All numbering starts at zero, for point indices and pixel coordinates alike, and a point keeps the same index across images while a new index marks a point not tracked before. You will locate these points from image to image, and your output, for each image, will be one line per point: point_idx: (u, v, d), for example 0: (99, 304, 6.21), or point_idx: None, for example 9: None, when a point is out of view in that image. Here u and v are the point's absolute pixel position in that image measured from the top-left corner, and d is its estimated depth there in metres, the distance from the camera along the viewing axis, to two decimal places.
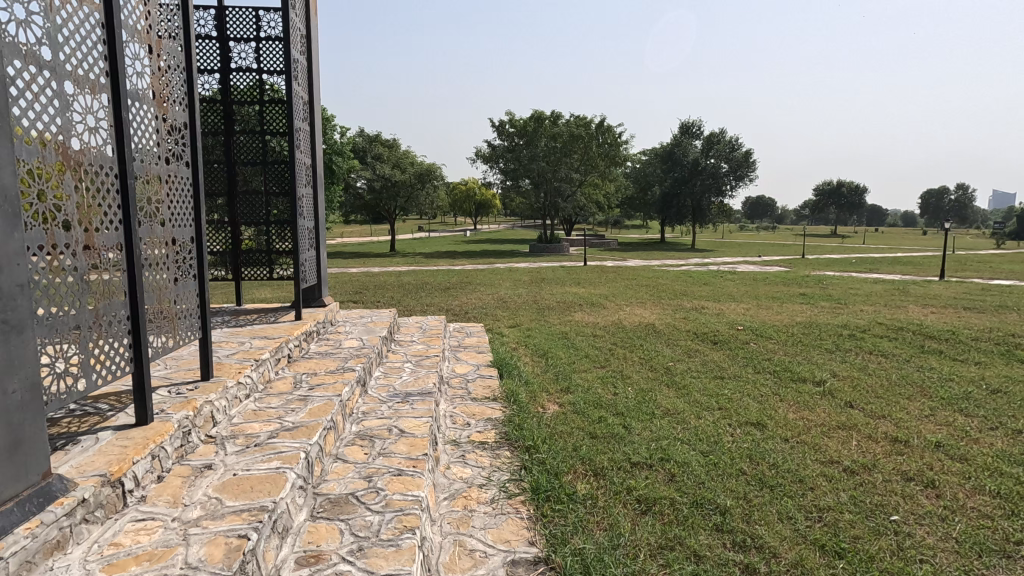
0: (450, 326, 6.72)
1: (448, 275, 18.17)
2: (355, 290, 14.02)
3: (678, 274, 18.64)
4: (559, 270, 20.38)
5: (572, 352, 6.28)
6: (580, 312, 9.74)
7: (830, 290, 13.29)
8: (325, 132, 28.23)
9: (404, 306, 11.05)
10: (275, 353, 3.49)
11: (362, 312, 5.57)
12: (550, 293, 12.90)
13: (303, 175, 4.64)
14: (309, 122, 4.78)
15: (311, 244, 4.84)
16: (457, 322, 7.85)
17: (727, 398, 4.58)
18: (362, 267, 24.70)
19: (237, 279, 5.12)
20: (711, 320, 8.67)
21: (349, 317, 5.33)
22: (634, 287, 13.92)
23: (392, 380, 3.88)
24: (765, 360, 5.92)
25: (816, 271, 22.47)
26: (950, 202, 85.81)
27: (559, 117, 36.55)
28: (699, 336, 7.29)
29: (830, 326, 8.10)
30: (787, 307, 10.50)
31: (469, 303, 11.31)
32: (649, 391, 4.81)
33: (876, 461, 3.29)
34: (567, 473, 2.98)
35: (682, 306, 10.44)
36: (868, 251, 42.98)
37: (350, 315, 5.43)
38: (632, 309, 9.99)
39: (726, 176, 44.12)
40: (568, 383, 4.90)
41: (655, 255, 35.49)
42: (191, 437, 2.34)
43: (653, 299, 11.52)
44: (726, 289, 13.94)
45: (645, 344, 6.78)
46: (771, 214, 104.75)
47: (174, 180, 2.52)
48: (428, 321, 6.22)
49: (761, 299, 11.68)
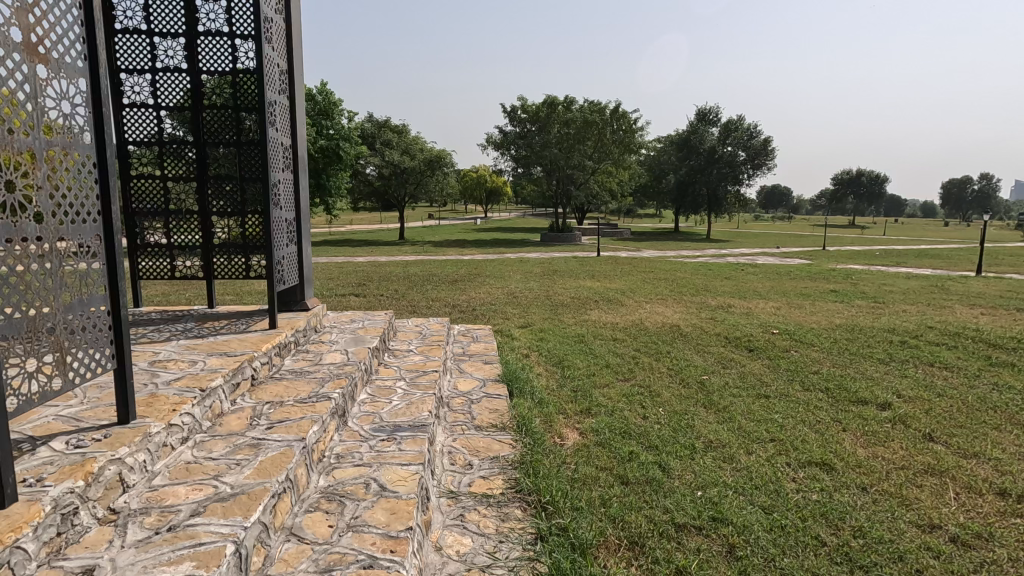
0: (455, 329, 6.03)
1: (457, 266, 17.54)
2: (359, 281, 13.41)
3: (697, 266, 17.84)
4: (572, 261, 19.66)
5: (592, 360, 5.57)
6: (596, 309, 9.03)
7: (863, 287, 12.48)
8: (332, 116, 27.57)
9: (408, 300, 10.42)
10: (231, 378, 2.81)
11: (352, 316, 4.89)
12: (563, 287, 12.19)
13: (279, 157, 3.96)
14: (287, 96, 4.10)
15: (290, 238, 4.18)
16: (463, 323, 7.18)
17: (780, 426, 3.85)
18: (369, 256, 24.11)
19: (209, 277, 4.49)
20: (740, 321, 7.94)
21: (338, 321, 4.66)
22: (652, 281, 13.21)
23: (379, 406, 3.20)
24: (813, 373, 5.18)
25: (841, 264, 21.52)
26: (973, 192, 83.44)
27: (572, 103, 35.56)
28: (732, 342, 6.56)
29: (875, 330, 7.34)
30: (821, 306, 9.71)
31: (477, 297, 10.66)
32: (684, 415, 4.09)
33: (990, 528, 2.57)
34: (596, 546, 2.31)
35: (707, 304, 9.67)
36: (890, 243, 41.74)
37: (338, 319, 4.76)
38: (652, 306, 9.28)
39: (743, 165, 42.89)
40: (588, 403, 4.19)
41: (670, 245, 34.57)
42: (78, 518, 1.67)
43: (673, 295, 10.78)
44: (750, 285, 13.16)
45: (672, 351, 6.06)
46: (787, 204, 102.82)
47: (64, 157, 1.83)
48: (428, 324, 5.54)
49: (790, 297, 10.89)
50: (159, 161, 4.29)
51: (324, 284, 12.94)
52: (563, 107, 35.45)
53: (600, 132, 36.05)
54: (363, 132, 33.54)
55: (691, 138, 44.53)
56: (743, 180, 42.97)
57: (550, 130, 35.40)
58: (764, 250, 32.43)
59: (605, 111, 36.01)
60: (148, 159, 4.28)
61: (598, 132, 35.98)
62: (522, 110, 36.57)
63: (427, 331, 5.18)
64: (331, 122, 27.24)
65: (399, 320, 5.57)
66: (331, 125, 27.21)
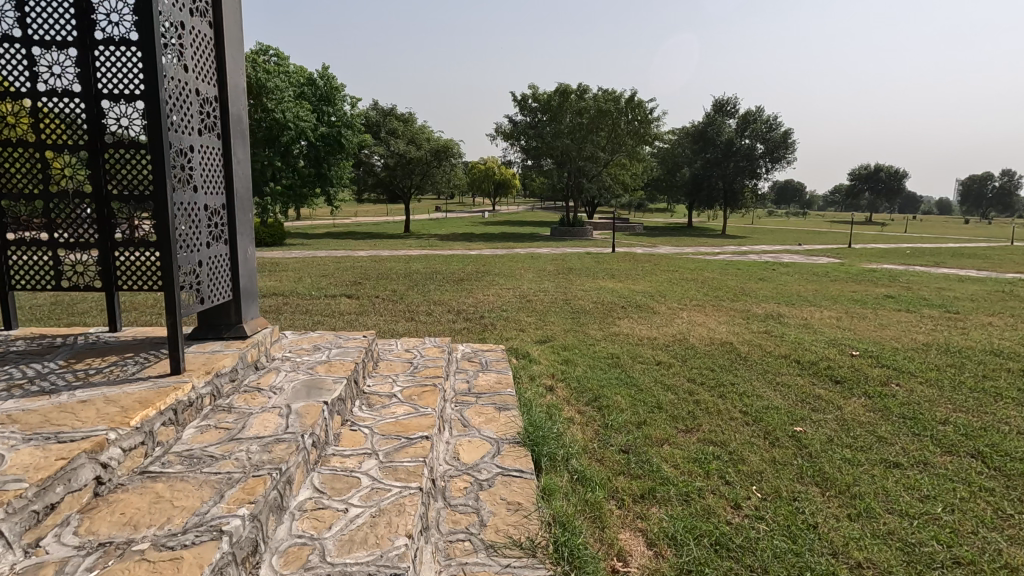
0: (458, 352, 4.70)
1: (464, 262, 16.29)
2: (355, 278, 12.15)
3: (723, 266, 16.45)
4: (587, 258, 18.38)
5: (638, 399, 4.23)
6: (625, 318, 7.69)
7: (920, 293, 11.07)
8: (334, 103, 26.25)
9: (406, 301, 9.16)
10: (36, 499, 1.52)
11: (317, 341, 3.61)
12: (581, 288, 10.88)
13: (192, 111, 2.61)
14: (203, 19, 2.71)
15: (213, 238, 2.81)
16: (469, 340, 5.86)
17: (952, 530, 2.53)
18: (371, 250, 22.89)
19: (111, 289, 3.16)
20: (802, 337, 6.61)
21: (295, 352, 3.35)
22: (681, 283, 11.89)
23: (327, 522, 1.91)
24: (942, 423, 3.82)
25: (875, 264, 20.08)
26: (994, 190, 81.25)
27: (586, 91, 34.04)
28: (808, 367, 5.21)
29: (976, 351, 5.97)
30: (887, 316, 8.34)
31: (487, 300, 9.37)
32: (794, 503, 2.77)
33: None
34: None
35: (753, 312, 8.33)
36: (915, 241, 39.97)
37: (297, 347, 3.48)
38: (691, 316, 7.92)
39: (762, 158, 41.11)
40: (652, 483, 2.87)
41: (685, 241, 33.17)
42: None
43: (712, 300, 9.43)
44: (789, 288, 11.81)
45: (740, 383, 4.72)
46: (801, 199, 100.87)
47: None
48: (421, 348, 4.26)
49: (844, 304, 9.51)
50: (32, 120, 2.98)
51: (317, 281, 11.73)
52: (576, 95, 33.94)
53: (614, 123, 34.54)
54: (368, 120, 32.27)
55: (707, 130, 42.84)
56: (762, 174, 41.32)
57: (562, 120, 33.93)
58: (787, 247, 30.90)
59: (620, 100, 34.46)
60: (18, 117, 2.99)
61: (612, 121, 34.46)
62: (533, 99, 35.15)
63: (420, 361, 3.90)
64: (333, 108, 25.93)
65: (384, 342, 4.30)
66: (333, 111, 25.91)
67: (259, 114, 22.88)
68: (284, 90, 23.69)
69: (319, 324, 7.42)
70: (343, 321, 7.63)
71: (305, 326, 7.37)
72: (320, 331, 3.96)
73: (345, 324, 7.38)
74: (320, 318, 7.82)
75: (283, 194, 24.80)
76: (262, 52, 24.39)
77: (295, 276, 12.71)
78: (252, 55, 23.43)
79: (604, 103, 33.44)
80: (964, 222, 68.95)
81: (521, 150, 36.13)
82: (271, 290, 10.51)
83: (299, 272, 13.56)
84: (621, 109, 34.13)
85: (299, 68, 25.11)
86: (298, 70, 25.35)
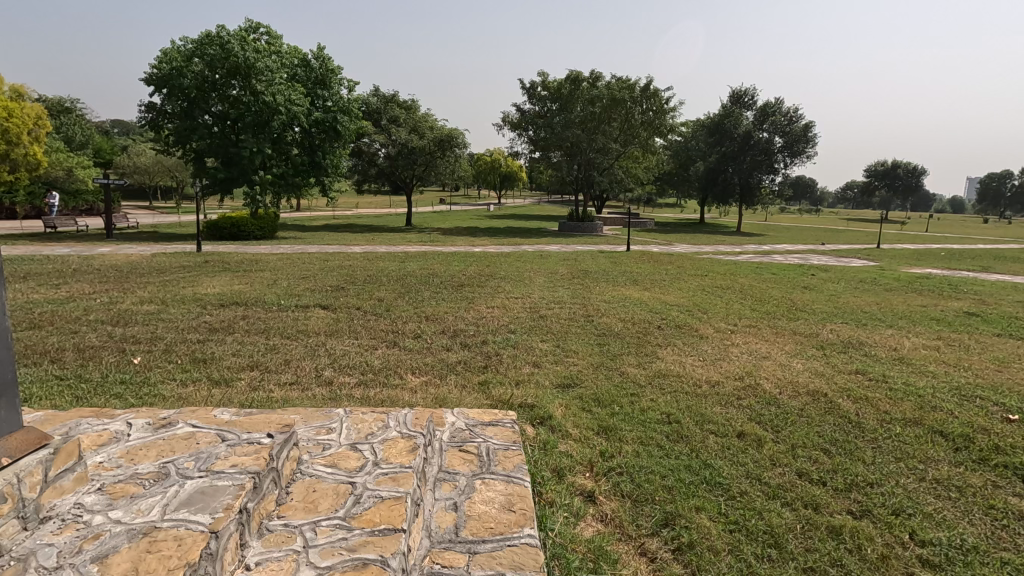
0: (440, 424, 3.11)
1: (466, 261, 14.71)
2: (340, 281, 10.58)
3: (754, 270, 14.80)
4: (601, 259, 16.67)
5: (737, 529, 2.60)
6: (667, 348, 6.04)
7: (1003, 309, 9.39)
8: (329, 86, 24.49)
9: (394, 315, 7.58)
10: None
11: (141, 492, 2.17)
12: (602, 298, 9.30)
13: None
14: None
15: None
16: (468, 397, 4.23)
17: None
18: (368, 245, 21.36)
19: None
20: (917, 384, 4.92)
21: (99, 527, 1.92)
22: (716, 293, 10.25)
23: None
24: None
25: (917, 268, 18.28)
26: (1015, 189, 78.85)
27: (599, 78, 32.15)
28: (962, 446, 3.55)
29: None
30: (992, 344, 6.68)
31: (491, 315, 7.72)
32: None
33: None
34: None
35: (823, 338, 6.67)
36: (941, 241, 37.91)
37: (77, 511, 2.05)
38: (750, 347, 6.24)
39: (780, 153, 39.13)
40: None
41: (701, 239, 31.55)
42: None
43: (766, 319, 7.75)
44: (846, 300, 10.09)
45: (885, 485, 3.04)
46: (814, 196, 98.56)
47: None
48: (378, 447, 2.67)
49: (924, 325, 7.85)
50: None
51: (294, 285, 10.10)
52: (588, 83, 32.05)
53: (627, 112, 32.62)
54: (369, 107, 30.43)
55: (724, 122, 40.86)
56: (780, 169, 39.33)
57: (572, 109, 32.06)
58: (810, 247, 29.09)
59: (635, 88, 32.50)
60: None
61: (626, 111, 32.53)
62: (542, 87, 33.26)
63: (371, 485, 2.30)
64: (329, 92, 24.23)
65: (312, 431, 2.79)
66: (328, 95, 24.18)
67: (248, 97, 21.21)
68: (274, 71, 21.94)
69: (275, 347, 5.79)
70: (308, 343, 6.00)
71: (255, 348, 5.72)
72: (184, 433, 2.69)
73: (307, 349, 5.74)
74: (280, 338, 6.18)
75: (274, 183, 23.16)
76: (252, 30, 22.65)
77: (271, 277, 11.11)
78: (241, 33, 21.68)
79: (618, 91, 31.49)
80: (985, 222, 66.71)
81: (529, 141, 34.31)
82: (236, 296, 8.89)
83: (278, 272, 11.92)
84: (635, 98, 32.19)
85: (293, 48, 23.43)
86: (291, 50, 23.61)
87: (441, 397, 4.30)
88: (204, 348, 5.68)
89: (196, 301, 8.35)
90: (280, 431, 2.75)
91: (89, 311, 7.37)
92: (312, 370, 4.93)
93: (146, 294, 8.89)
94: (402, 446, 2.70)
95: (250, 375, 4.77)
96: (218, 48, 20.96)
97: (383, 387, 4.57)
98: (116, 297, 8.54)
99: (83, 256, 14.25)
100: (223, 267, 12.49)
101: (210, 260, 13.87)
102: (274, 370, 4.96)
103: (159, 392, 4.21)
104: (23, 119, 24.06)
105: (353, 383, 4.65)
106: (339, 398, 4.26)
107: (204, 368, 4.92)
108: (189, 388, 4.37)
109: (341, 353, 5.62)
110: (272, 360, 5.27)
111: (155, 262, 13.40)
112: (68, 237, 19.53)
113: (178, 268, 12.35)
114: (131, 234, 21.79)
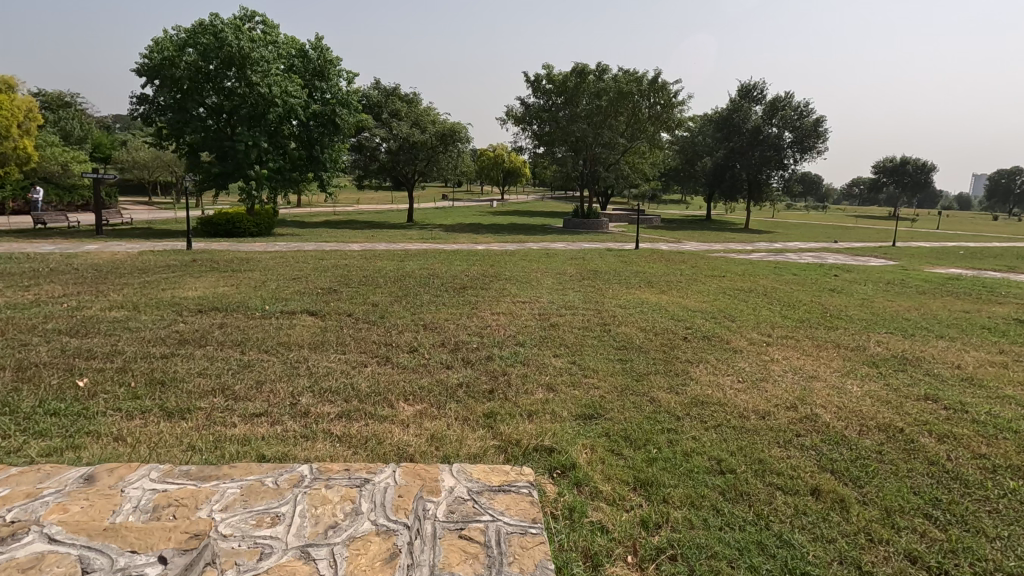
0: (409, 492, 2.48)
1: (468, 260, 13.98)
2: (333, 283, 9.85)
3: (772, 270, 14.02)
4: (611, 258, 15.91)
5: None
6: (699, 367, 5.29)
7: None
8: (328, 78, 23.73)
9: (389, 323, 6.85)
10: None
11: None
12: (615, 303, 8.56)
13: None
14: None
15: None
16: (472, 435, 3.49)
17: None
18: (367, 242, 20.65)
19: None
20: (1008, 416, 4.14)
21: None
22: (738, 297, 9.49)
23: None
24: None
25: (940, 268, 17.45)
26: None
27: (605, 71, 31.27)
28: None
29: None
30: None
31: (496, 324, 6.96)
32: None
33: None
34: None
35: (874, 353, 5.89)
36: (955, 238, 36.92)
37: None
38: (793, 365, 5.48)
39: (789, 148, 38.14)
40: None
41: (709, 236, 30.73)
42: None
43: (802, 329, 6.98)
44: (880, 304, 9.30)
45: None
46: (821, 193, 97.45)
47: None
48: (341, 554, 2.07)
49: (976, 336, 7.06)
50: None
51: (283, 287, 9.35)
52: (594, 76, 31.13)
53: (634, 106, 31.96)
54: (369, 100, 29.59)
55: (732, 117, 39.70)
56: (789, 165, 38.40)
57: (577, 103, 31.20)
58: (823, 245, 28.24)
59: (642, 81, 31.65)
60: None
61: (633, 105, 31.86)
62: (548, 80, 32.37)
63: None
64: (327, 84, 23.44)
65: (243, 533, 2.15)
66: (326, 87, 23.39)
67: (243, 88, 20.48)
68: (270, 62, 21.17)
69: (250, 364, 5.03)
70: (288, 359, 5.24)
71: (226, 366, 4.95)
72: (36, 560, 1.96)
73: (286, 367, 4.98)
74: (257, 353, 5.42)
75: (270, 178, 22.40)
76: (247, 20, 21.88)
77: (260, 278, 10.40)
78: (235, 21, 20.89)
79: (625, 84, 30.63)
80: (996, 219, 65.58)
81: (533, 136, 33.48)
82: (217, 300, 8.16)
83: (268, 273, 11.16)
84: (642, 91, 31.39)
85: (289, 37, 22.66)
86: (288, 40, 22.84)
87: (438, 433, 3.54)
88: (168, 364, 4.94)
89: (172, 306, 7.60)
90: (193, 540, 2.09)
91: (50, 319, 6.63)
92: (289, 396, 4.18)
93: (120, 297, 8.16)
94: (374, 552, 2.09)
95: (212, 402, 4.01)
96: (211, 37, 20.18)
97: (368, 419, 3.79)
98: (86, 301, 7.81)
99: (66, 254, 13.52)
100: (210, 266, 11.75)
101: (199, 258, 13.12)
102: (242, 395, 4.19)
103: (94, 429, 3.45)
104: (12, 112, 23.34)
105: (335, 413, 3.89)
106: (314, 435, 3.50)
107: (159, 393, 4.16)
108: (133, 422, 3.61)
109: (325, 372, 4.86)
110: (243, 381, 4.51)
111: (140, 261, 12.68)
112: (55, 234, 18.81)
113: (163, 268, 11.62)
114: (123, 231, 21.10)
